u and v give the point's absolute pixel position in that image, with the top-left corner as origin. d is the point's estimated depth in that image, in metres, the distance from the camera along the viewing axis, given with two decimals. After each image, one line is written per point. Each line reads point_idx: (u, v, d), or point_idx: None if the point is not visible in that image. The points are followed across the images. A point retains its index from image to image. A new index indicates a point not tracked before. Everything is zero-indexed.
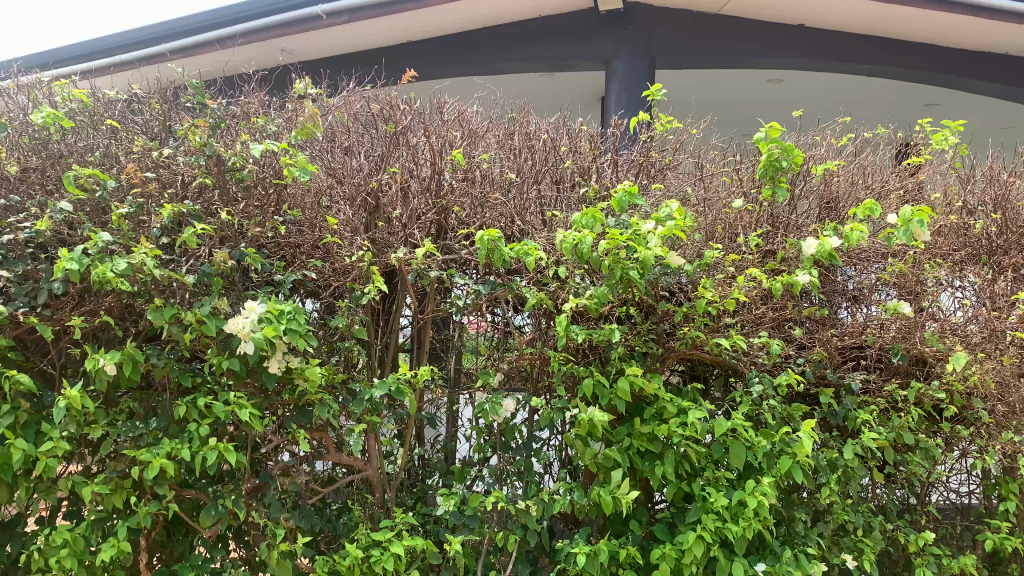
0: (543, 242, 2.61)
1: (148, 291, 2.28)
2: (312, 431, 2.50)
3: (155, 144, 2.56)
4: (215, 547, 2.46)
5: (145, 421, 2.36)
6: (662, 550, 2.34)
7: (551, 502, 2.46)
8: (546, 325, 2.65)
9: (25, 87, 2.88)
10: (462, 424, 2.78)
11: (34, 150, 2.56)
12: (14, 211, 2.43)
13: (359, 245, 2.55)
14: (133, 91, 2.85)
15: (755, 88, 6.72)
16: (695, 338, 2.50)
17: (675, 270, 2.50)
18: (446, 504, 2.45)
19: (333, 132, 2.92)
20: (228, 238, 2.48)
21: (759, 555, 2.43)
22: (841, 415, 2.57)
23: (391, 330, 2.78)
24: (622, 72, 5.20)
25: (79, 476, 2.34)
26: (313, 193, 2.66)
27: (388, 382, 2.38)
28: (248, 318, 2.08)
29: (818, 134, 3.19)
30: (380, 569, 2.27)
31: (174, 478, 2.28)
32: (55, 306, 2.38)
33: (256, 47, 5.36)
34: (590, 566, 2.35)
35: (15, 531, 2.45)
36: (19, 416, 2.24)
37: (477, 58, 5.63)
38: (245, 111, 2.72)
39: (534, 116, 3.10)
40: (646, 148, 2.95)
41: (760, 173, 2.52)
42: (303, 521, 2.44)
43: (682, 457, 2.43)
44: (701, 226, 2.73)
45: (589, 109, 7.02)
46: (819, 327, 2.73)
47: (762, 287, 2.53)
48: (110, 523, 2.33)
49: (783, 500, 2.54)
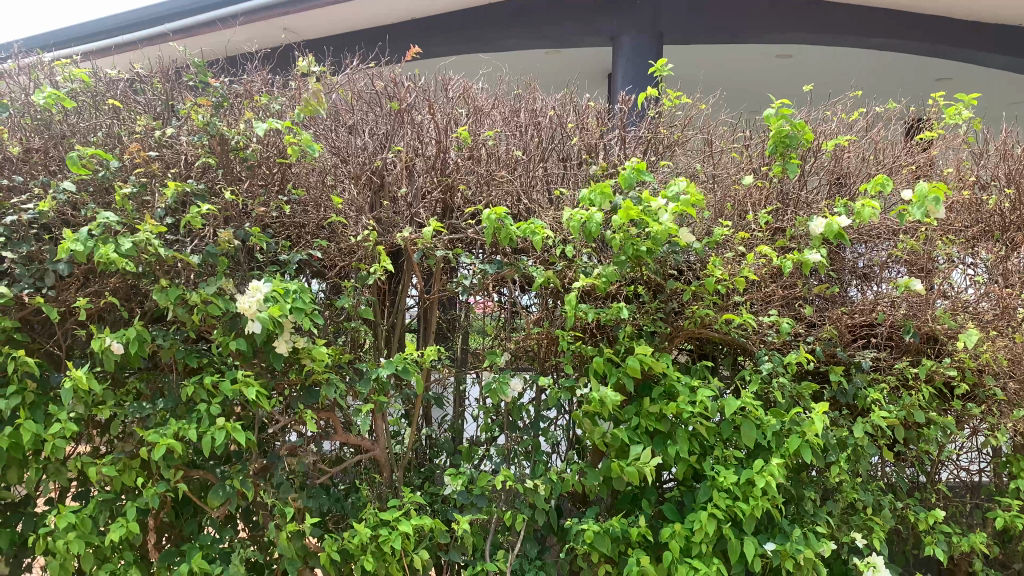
0: (549, 221, 2.59)
1: (153, 271, 2.27)
2: (320, 411, 2.50)
3: (158, 124, 2.53)
4: (223, 528, 2.45)
5: (152, 402, 2.37)
6: (672, 528, 2.35)
7: (559, 481, 2.46)
8: (554, 305, 2.64)
9: (26, 67, 2.83)
10: (469, 404, 2.76)
11: (37, 131, 2.55)
12: (18, 192, 2.43)
13: (365, 224, 2.55)
14: (135, 70, 2.82)
15: (764, 63, 6.64)
16: (703, 317, 2.49)
17: (684, 248, 2.48)
18: (454, 483, 2.45)
19: (337, 111, 2.88)
20: (233, 219, 2.47)
21: (768, 533, 2.45)
22: (850, 394, 2.56)
23: (397, 310, 2.77)
24: (629, 48, 5.12)
25: (88, 457, 2.34)
26: (317, 173, 2.64)
27: (394, 362, 2.38)
28: (255, 298, 2.08)
29: (828, 110, 3.16)
30: (388, 548, 2.28)
31: (182, 460, 2.28)
32: (60, 287, 2.38)
33: (258, 27, 5.30)
34: (599, 544, 2.36)
35: (26, 511, 2.45)
36: (27, 397, 2.24)
37: (483, 36, 5.55)
38: (248, 90, 2.68)
39: (540, 93, 3.08)
40: (654, 123, 2.92)
41: (770, 149, 2.49)
42: (312, 501, 2.43)
43: (692, 436, 2.44)
44: (710, 203, 2.72)
45: (595, 86, 6.95)
46: (829, 304, 2.72)
47: (772, 264, 2.52)
48: (119, 503, 2.33)
49: (793, 479, 2.53)
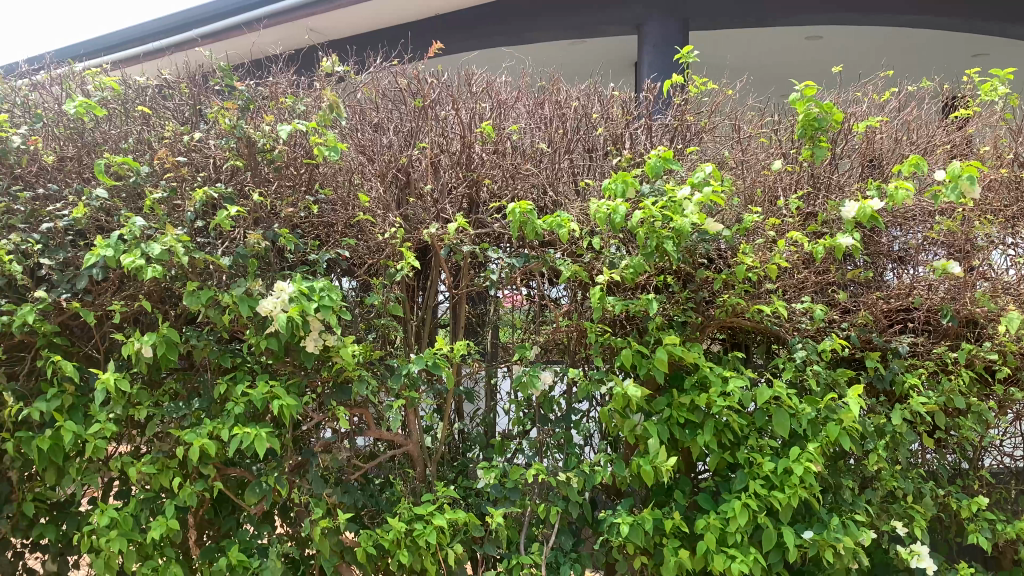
0: (576, 213, 2.57)
1: (185, 274, 2.31)
2: (352, 407, 2.53)
3: (186, 128, 2.57)
4: (261, 524, 2.49)
5: (188, 402, 2.42)
6: (706, 518, 2.34)
7: (592, 473, 2.46)
8: (583, 296, 2.63)
9: (59, 78, 2.91)
10: (501, 398, 2.76)
11: (70, 139, 2.61)
12: (53, 201, 2.50)
13: (392, 222, 2.55)
14: (163, 76, 2.87)
15: (792, 46, 6.53)
16: (735, 306, 2.45)
17: (713, 236, 2.46)
18: (487, 477, 2.47)
19: (361, 109, 2.92)
20: (262, 220, 2.50)
21: (805, 523, 2.42)
22: (887, 379, 2.50)
23: (428, 305, 2.78)
24: (655, 35, 5.06)
25: (128, 457, 2.39)
26: (344, 172, 2.66)
27: (424, 357, 2.39)
28: (279, 299, 2.14)
29: (859, 90, 3.10)
30: (423, 542, 2.30)
31: (218, 458, 2.32)
32: (96, 292, 2.43)
33: (284, 29, 5.34)
34: (634, 536, 2.35)
35: (71, 510, 2.52)
36: (66, 400, 2.30)
37: (507, 29, 5.58)
38: (273, 92, 2.72)
39: (564, 84, 3.06)
40: (681, 110, 2.87)
41: (799, 133, 2.43)
42: (346, 496, 2.45)
43: (724, 427, 2.42)
44: (739, 189, 2.68)
45: (621, 74, 6.89)
46: (864, 290, 2.68)
47: (803, 250, 2.48)
48: (159, 502, 2.38)
49: (830, 468, 2.49)
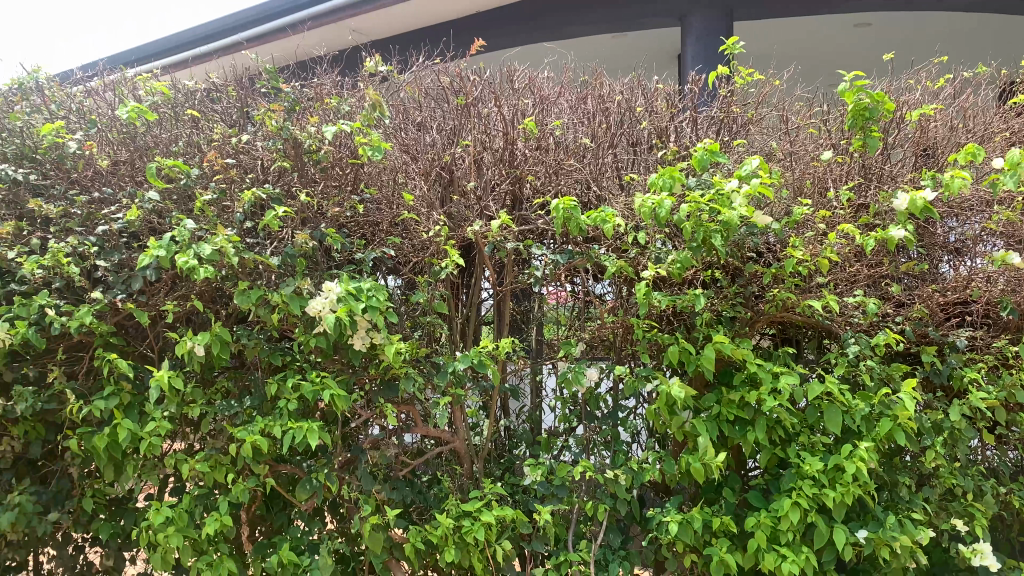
0: (620, 208, 2.55)
1: (236, 275, 2.35)
2: (400, 404, 2.55)
3: (234, 131, 2.61)
4: (312, 520, 2.52)
5: (240, 400, 2.47)
6: (757, 517, 2.30)
7: (640, 471, 2.42)
8: (628, 293, 2.58)
9: (112, 84, 3.01)
10: (547, 395, 2.75)
11: (123, 143, 2.68)
12: (108, 204, 2.56)
13: (436, 220, 2.55)
14: (211, 80, 2.93)
15: (841, 34, 6.40)
16: (785, 301, 2.40)
17: (761, 230, 2.40)
18: (534, 475, 2.46)
19: (405, 108, 2.94)
20: (309, 220, 2.53)
21: (860, 521, 2.37)
22: (944, 374, 2.44)
23: (472, 302, 2.81)
24: (699, 27, 4.99)
25: (183, 454, 2.44)
26: (389, 171, 2.69)
27: (469, 355, 2.39)
28: (327, 299, 2.16)
29: (912, 79, 3.04)
30: (471, 539, 2.30)
31: (270, 455, 2.36)
32: (150, 292, 2.49)
33: (328, 30, 5.41)
34: (683, 535, 2.32)
35: (128, 507, 2.58)
36: (123, 399, 2.36)
37: (548, 24, 5.58)
38: (318, 94, 2.75)
39: (607, 78, 3.05)
40: (727, 102, 2.83)
41: (849, 124, 2.37)
42: (395, 493, 2.47)
43: (775, 423, 2.38)
44: (787, 181, 2.64)
45: (666, 67, 6.81)
46: (919, 283, 2.60)
47: (855, 243, 2.42)
48: (213, 498, 2.42)
49: (885, 465, 2.43)
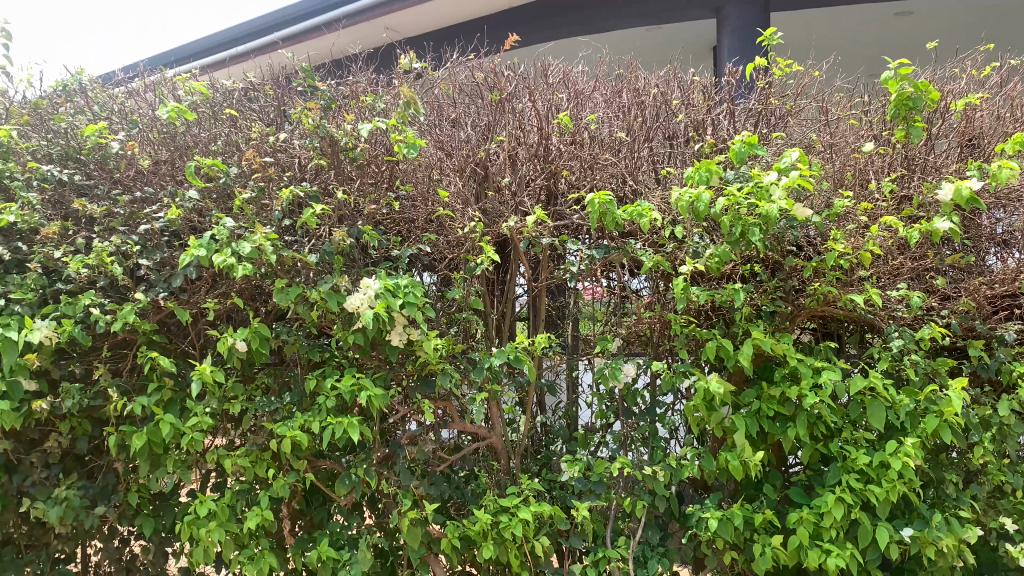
0: (657, 202, 2.52)
1: (275, 272, 2.38)
2: (437, 400, 2.56)
3: (272, 130, 2.64)
4: (351, 515, 2.54)
5: (279, 396, 2.51)
6: (799, 513, 2.27)
7: (678, 467, 2.40)
8: (665, 288, 2.56)
9: (152, 85, 3.09)
10: (583, 391, 2.76)
11: (163, 143, 2.72)
12: (150, 203, 2.60)
13: (471, 217, 2.58)
14: (248, 79, 2.97)
15: (880, 23, 6.29)
16: (826, 295, 2.37)
17: (802, 223, 2.37)
18: (571, 470, 2.45)
19: (440, 105, 2.97)
20: (346, 217, 2.55)
21: (905, 518, 2.32)
22: (993, 368, 2.39)
23: (507, 299, 2.80)
24: (735, 19, 4.90)
25: (224, 450, 2.47)
26: (423, 168, 2.69)
27: (506, 351, 2.38)
28: (365, 295, 2.16)
29: (956, 67, 2.98)
30: (509, 534, 2.30)
31: (309, 451, 2.39)
32: (192, 290, 2.53)
33: (362, 28, 5.45)
34: (723, 531, 2.30)
35: (170, 502, 2.62)
36: (166, 395, 2.40)
37: (583, 19, 5.60)
38: (354, 92, 2.78)
39: (642, 71, 3.05)
40: (765, 94, 2.80)
41: (891, 114, 2.32)
42: (433, 488, 2.49)
43: (817, 419, 2.33)
44: (828, 173, 2.58)
45: (701, 60, 6.72)
46: (965, 275, 2.55)
47: (898, 236, 2.37)
48: (253, 493, 2.46)
49: (930, 461, 2.38)
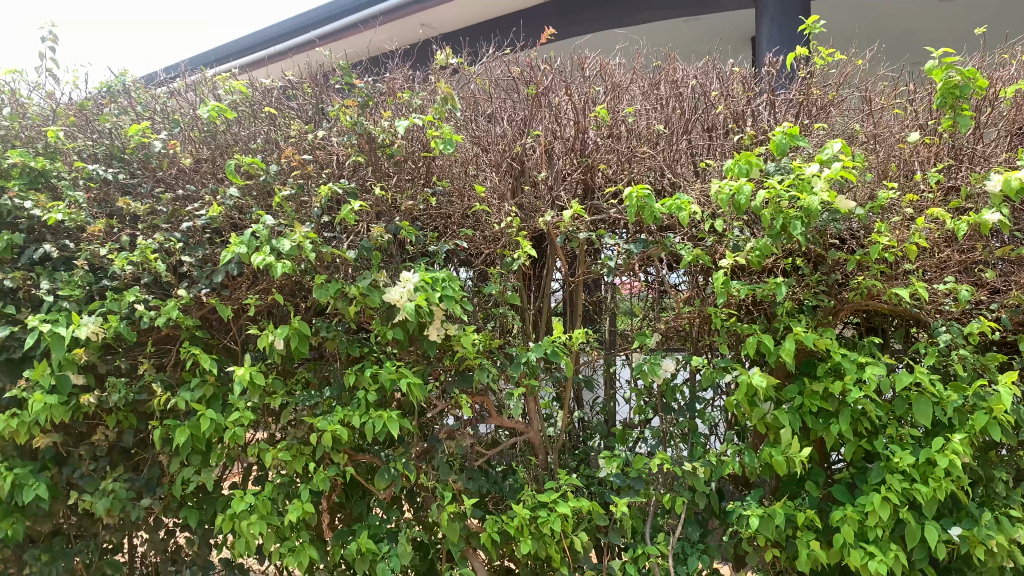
0: (696, 195, 2.49)
1: (314, 268, 2.41)
2: (474, 395, 2.56)
3: (310, 127, 2.67)
4: (390, 509, 2.57)
5: (319, 390, 2.54)
6: (843, 512, 2.22)
7: (719, 464, 2.37)
8: (704, 282, 2.55)
9: (193, 85, 3.14)
10: (621, 386, 2.71)
11: (204, 142, 2.77)
12: (192, 201, 2.65)
13: (507, 211, 2.56)
14: (287, 77, 3.01)
15: (930, 9, 6.12)
16: (870, 288, 2.31)
17: (845, 215, 2.31)
18: (610, 466, 2.43)
19: (475, 100, 2.98)
20: (383, 214, 2.56)
21: (953, 518, 2.26)
22: None
23: (543, 294, 2.80)
24: (774, 6, 4.79)
25: (265, 443, 2.52)
26: (459, 163, 2.71)
27: (543, 346, 2.37)
28: (405, 288, 2.18)
29: (1008, 53, 2.88)
30: (547, 530, 2.29)
31: (349, 444, 2.41)
32: (233, 286, 2.57)
33: (399, 24, 5.47)
34: (765, 529, 2.26)
35: (214, 494, 2.67)
36: (209, 390, 2.44)
37: (624, 10, 5.61)
38: (390, 88, 2.79)
39: (680, 62, 3.03)
40: (806, 84, 2.73)
41: (938, 103, 2.24)
42: (471, 482, 2.50)
43: (861, 415, 2.29)
44: (871, 163, 2.52)
45: (740, 50, 6.60)
46: (1018, 267, 2.44)
47: (947, 228, 2.30)
48: (294, 486, 2.49)
49: (980, 460, 2.31)
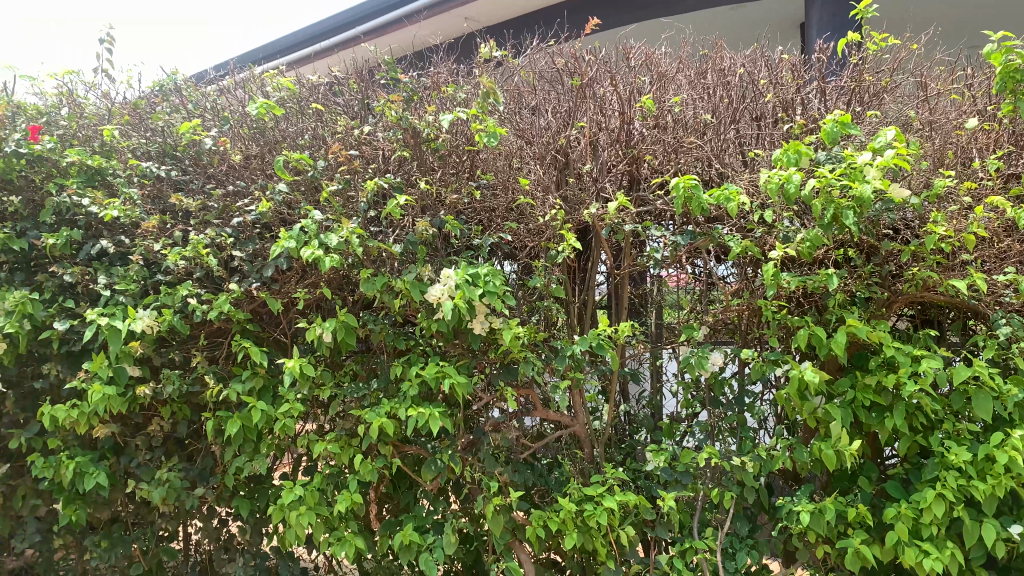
0: (745, 185, 2.46)
1: (361, 262, 2.42)
2: (520, 388, 2.56)
3: (356, 123, 2.70)
4: (436, 500, 2.58)
5: (367, 382, 2.57)
6: (896, 508, 2.18)
7: (768, 458, 2.34)
8: (753, 274, 2.49)
9: (242, 82, 3.20)
10: (667, 380, 2.74)
11: (252, 139, 2.80)
12: (242, 197, 2.69)
13: (552, 204, 2.55)
14: (333, 74, 3.05)
15: None
16: (926, 280, 2.25)
17: (899, 205, 2.26)
18: (656, 460, 2.40)
19: (520, 92, 3.00)
20: (429, 207, 2.57)
21: (1013, 515, 2.20)
22: None
23: (588, 287, 2.79)
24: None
25: (314, 435, 2.55)
26: (503, 157, 2.70)
27: (588, 339, 2.36)
28: (445, 286, 2.18)
29: None
30: (594, 523, 2.28)
31: (395, 437, 2.43)
32: (282, 280, 2.60)
33: (441, 18, 5.49)
34: (815, 524, 2.23)
35: (264, 485, 2.71)
36: (260, 382, 2.48)
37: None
38: (435, 83, 2.80)
39: (728, 51, 3.02)
40: (858, 72, 2.68)
41: (998, 87, 2.17)
42: (517, 475, 2.51)
43: (916, 409, 2.24)
44: (927, 151, 2.47)
45: (790, 36, 6.42)
46: None
47: (1006, 217, 2.23)
48: (343, 477, 2.52)
49: None
